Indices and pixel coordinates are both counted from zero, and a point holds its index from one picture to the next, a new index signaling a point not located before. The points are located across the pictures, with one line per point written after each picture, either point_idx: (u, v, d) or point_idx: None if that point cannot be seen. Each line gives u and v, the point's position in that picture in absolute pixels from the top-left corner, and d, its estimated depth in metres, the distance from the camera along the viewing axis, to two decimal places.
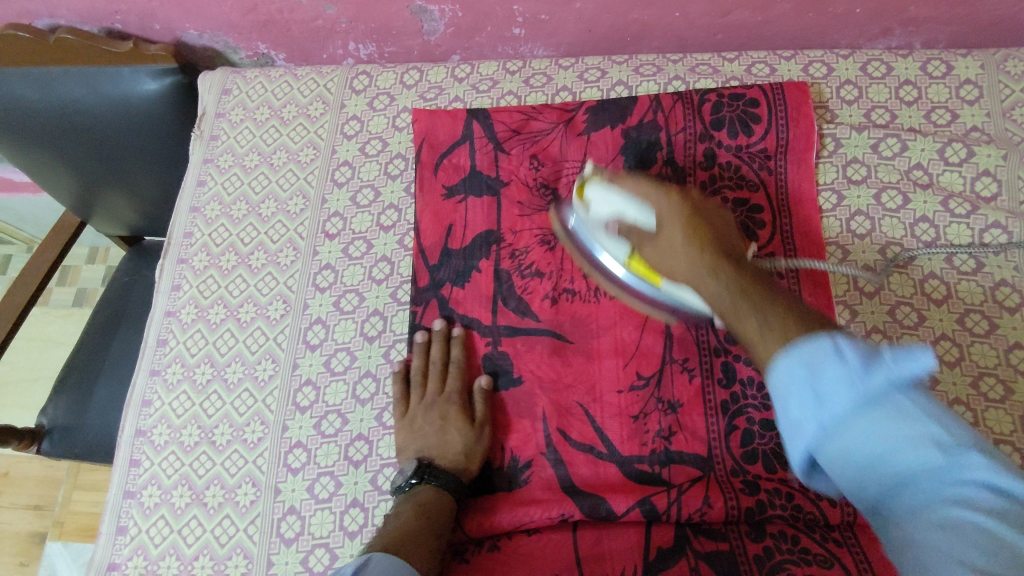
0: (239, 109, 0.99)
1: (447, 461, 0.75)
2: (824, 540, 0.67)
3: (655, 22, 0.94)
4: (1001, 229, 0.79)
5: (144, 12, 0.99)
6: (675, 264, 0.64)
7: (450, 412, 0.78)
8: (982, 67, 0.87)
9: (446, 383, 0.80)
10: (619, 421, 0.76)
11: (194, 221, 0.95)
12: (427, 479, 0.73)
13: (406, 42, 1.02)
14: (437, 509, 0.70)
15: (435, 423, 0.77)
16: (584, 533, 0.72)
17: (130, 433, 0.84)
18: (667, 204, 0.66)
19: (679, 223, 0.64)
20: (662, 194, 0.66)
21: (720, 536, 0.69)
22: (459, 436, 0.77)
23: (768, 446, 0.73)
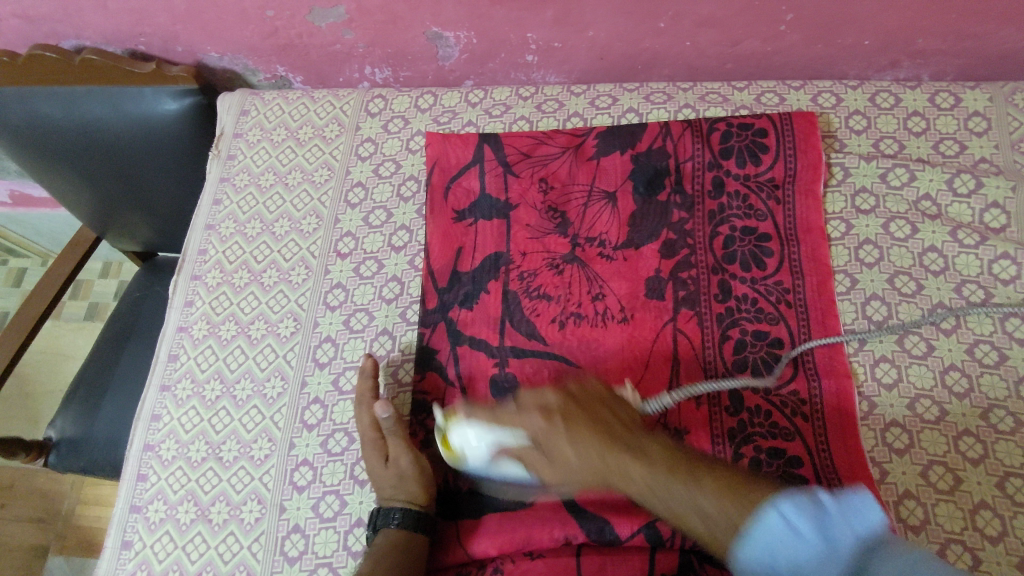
0: (256, 130, 1.02)
1: (396, 493, 0.74)
2: None
3: (666, 51, 0.95)
4: (1010, 261, 0.79)
5: (168, 35, 1.02)
6: (575, 475, 0.65)
7: (387, 445, 0.77)
8: (990, 99, 0.88)
9: (376, 414, 0.78)
10: None
11: (208, 238, 0.97)
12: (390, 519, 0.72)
13: (421, 67, 1.04)
14: (412, 543, 0.71)
15: (378, 455, 0.77)
16: (586, 555, 0.71)
17: (139, 447, 0.85)
18: (538, 411, 0.68)
19: (550, 404, 0.68)
20: (536, 416, 0.68)
21: (725, 565, 0.68)
22: (406, 462, 0.76)
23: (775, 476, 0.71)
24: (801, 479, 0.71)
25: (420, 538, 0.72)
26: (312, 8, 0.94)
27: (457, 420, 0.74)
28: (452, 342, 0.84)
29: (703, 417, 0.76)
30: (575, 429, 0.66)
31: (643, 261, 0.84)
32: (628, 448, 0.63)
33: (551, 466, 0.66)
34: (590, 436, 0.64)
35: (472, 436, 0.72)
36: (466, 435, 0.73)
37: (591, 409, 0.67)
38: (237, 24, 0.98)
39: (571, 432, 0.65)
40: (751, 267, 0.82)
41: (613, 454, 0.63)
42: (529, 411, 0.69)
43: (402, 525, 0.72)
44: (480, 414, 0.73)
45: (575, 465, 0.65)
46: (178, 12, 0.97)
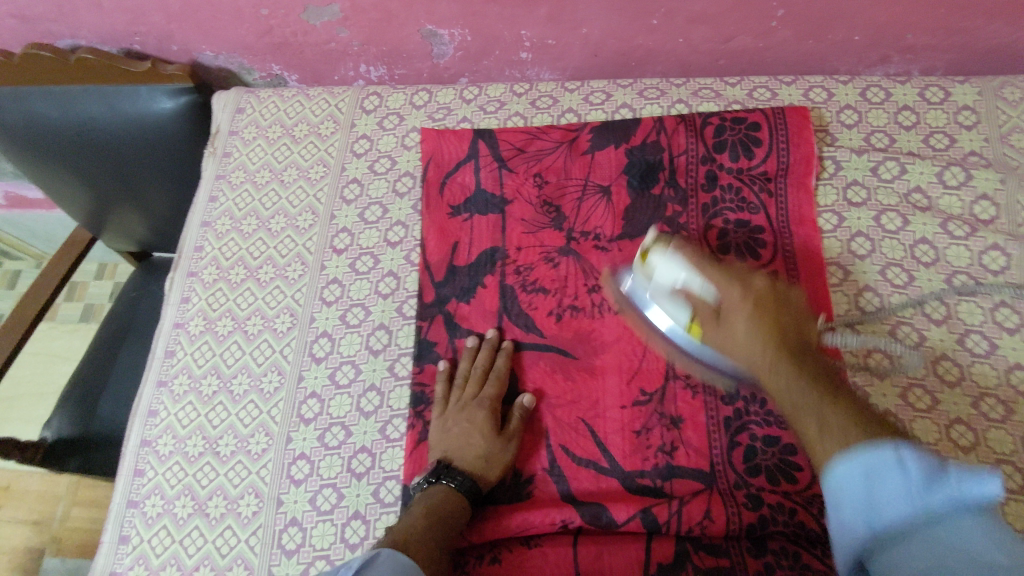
0: (252, 127, 1.02)
1: (468, 464, 0.75)
2: (824, 556, 0.67)
3: (659, 47, 0.96)
4: (1001, 252, 0.80)
5: (163, 34, 1.02)
6: (740, 348, 0.65)
7: (478, 416, 0.77)
8: (979, 94, 0.89)
9: (483, 387, 0.79)
10: (622, 436, 0.76)
11: (204, 235, 0.97)
12: (445, 480, 0.72)
13: (416, 65, 1.04)
14: (445, 515, 0.69)
15: (462, 426, 0.77)
16: (583, 545, 0.71)
17: (136, 443, 0.85)
18: (740, 296, 0.67)
19: (747, 300, 0.67)
20: (736, 285, 0.68)
21: (720, 553, 0.69)
22: (483, 442, 0.76)
23: (771, 462, 0.73)
24: (795, 464, 0.72)
25: (458, 513, 0.70)
26: (307, 7, 0.95)
27: (663, 256, 0.73)
28: (449, 336, 0.84)
29: (699, 406, 0.76)
30: (757, 310, 0.66)
31: (638, 254, 0.85)
32: (786, 355, 0.62)
33: (719, 330, 0.68)
34: (764, 327, 0.65)
35: (673, 268, 0.71)
36: (674, 273, 0.71)
37: (781, 315, 0.66)
38: (232, 23, 0.99)
39: (754, 309, 0.66)
40: (744, 260, 0.83)
41: (762, 346, 0.64)
42: (736, 305, 0.67)
43: (446, 493, 0.71)
44: (684, 249, 0.73)
45: (751, 349, 0.64)
46: (173, 11, 0.97)
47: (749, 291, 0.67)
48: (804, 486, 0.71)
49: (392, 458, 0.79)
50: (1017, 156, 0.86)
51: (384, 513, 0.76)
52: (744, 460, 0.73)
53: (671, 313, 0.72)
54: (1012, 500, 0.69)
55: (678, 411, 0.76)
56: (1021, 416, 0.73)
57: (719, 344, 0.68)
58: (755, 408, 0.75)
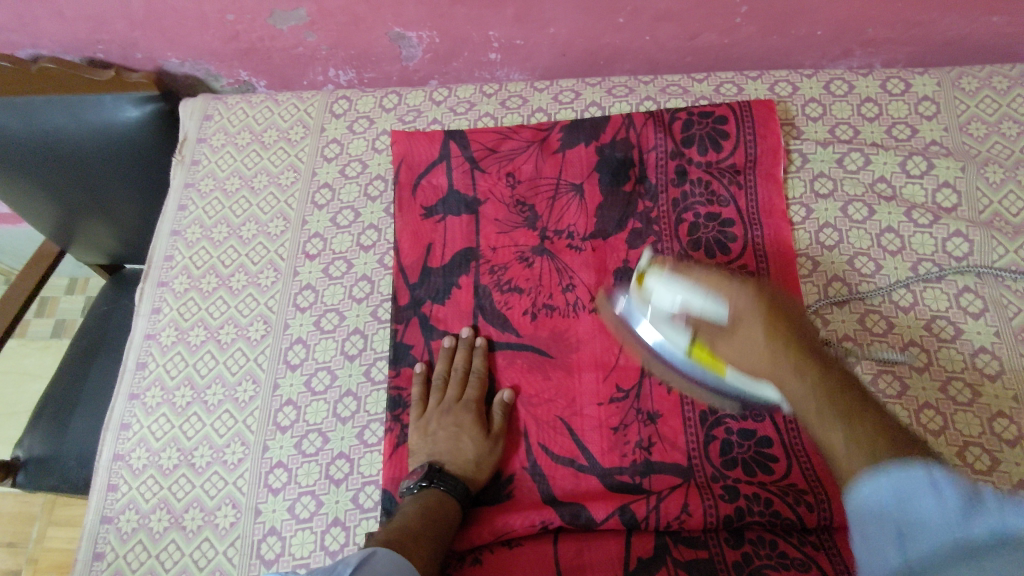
0: (220, 135, 1.01)
1: (458, 467, 0.74)
2: (802, 545, 0.68)
3: (626, 45, 0.97)
4: (962, 238, 0.82)
5: (126, 42, 1.01)
6: (757, 356, 0.65)
7: (465, 419, 0.77)
8: (938, 84, 0.91)
9: (464, 389, 0.80)
10: (599, 433, 0.76)
11: (174, 244, 0.96)
12: (436, 484, 0.72)
13: (385, 68, 1.04)
14: (438, 519, 0.68)
15: (448, 429, 0.77)
16: (564, 542, 0.71)
17: (108, 457, 0.83)
18: (741, 294, 0.67)
19: (759, 315, 0.66)
20: (737, 287, 0.68)
21: (699, 544, 0.69)
22: (472, 444, 0.76)
23: (747, 454, 0.74)
24: (770, 455, 0.73)
25: (449, 515, 0.70)
26: (272, 11, 0.94)
27: (657, 278, 0.71)
28: (425, 339, 0.84)
29: (675, 401, 0.77)
30: (762, 318, 0.65)
31: (612, 252, 0.85)
32: (795, 352, 0.63)
33: (717, 334, 0.67)
34: (774, 326, 0.65)
35: (669, 293, 0.70)
36: (671, 293, 0.70)
37: (795, 334, 0.65)
38: (197, 29, 0.98)
39: (756, 313, 0.66)
40: (715, 253, 0.84)
41: (774, 348, 0.64)
42: (746, 307, 0.66)
43: (439, 498, 0.70)
44: (682, 271, 0.71)
45: (761, 348, 0.64)
46: (136, 18, 0.96)
47: (750, 290, 0.67)
48: (780, 476, 0.72)
49: (371, 462, 0.79)
50: (976, 144, 0.88)
51: (364, 518, 0.76)
52: (721, 453, 0.74)
53: (670, 335, 0.71)
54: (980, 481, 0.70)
55: (655, 405, 0.77)
56: (987, 398, 0.74)
57: (731, 356, 0.67)
58: None
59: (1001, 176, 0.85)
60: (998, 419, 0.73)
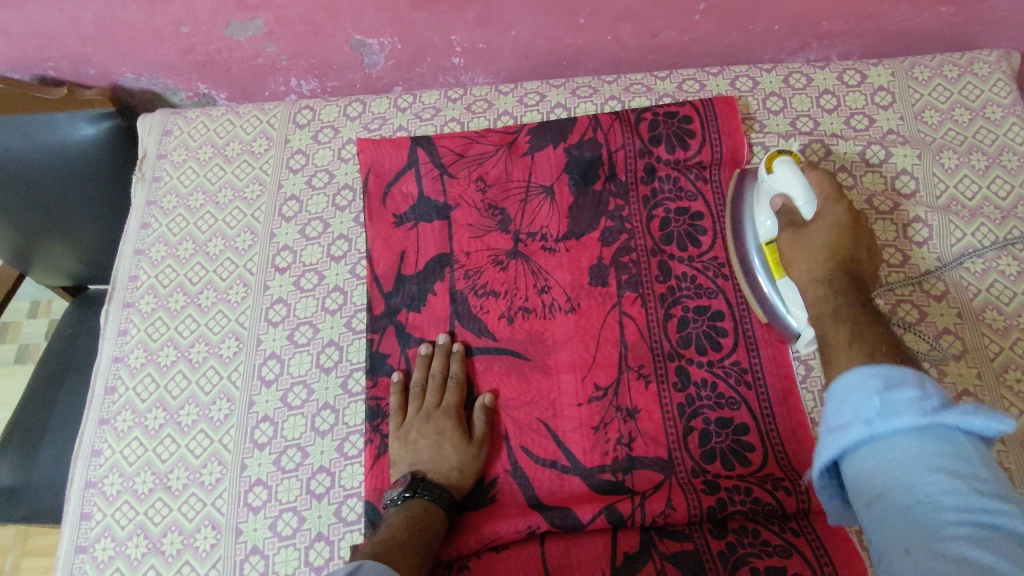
0: (181, 150, 0.99)
1: (441, 475, 0.74)
2: (783, 531, 0.69)
3: (589, 46, 0.97)
4: (923, 224, 0.84)
5: (78, 58, 0.98)
6: (808, 256, 0.68)
7: (445, 426, 0.76)
8: (892, 75, 0.94)
9: (443, 395, 0.79)
10: (580, 433, 0.77)
11: (139, 264, 0.94)
12: (421, 494, 0.71)
13: (347, 76, 1.03)
14: (425, 530, 0.68)
15: (429, 436, 0.76)
16: (551, 544, 0.72)
17: (80, 485, 0.81)
18: (836, 213, 0.70)
19: (833, 229, 0.68)
20: (836, 203, 0.71)
21: (683, 537, 0.70)
22: (454, 450, 0.75)
23: (725, 444, 0.75)
24: (746, 445, 0.74)
25: (436, 524, 0.69)
26: (229, 22, 0.92)
27: (790, 164, 0.74)
28: (401, 347, 0.83)
29: (653, 395, 0.77)
30: (830, 256, 0.67)
31: (585, 251, 0.86)
32: (823, 284, 0.66)
33: (795, 241, 0.70)
34: (835, 262, 0.67)
35: (795, 179, 0.73)
36: (791, 182, 0.73)
37: (858, 245, 0.69)
38: (152, 43, 0.96)
39: (834, 231, 0.68)
40: (687, 247, 0.85)
41: (829, 271, 0.66)
42: (829, 217, 0.70)
43: (424, 508, 0.70)
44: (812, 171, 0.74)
45: (812, 268, 0.67)
46: (87, 34, 0.94)
47: (847, 215, 0.70)
48: (757, 466, 0.73)
49: (352, 475, 0.78)
50: (931, 132, 0.90)
51: (348, 531, 0.75)
52: (700, 445, 0.75)
53: (768, 217, 0.76)
54: None
55: (634, 401, 0.77)
56: (953, 377, 0.76)
57: (792, 249, 0.70)
58: (706, 391, 0.78)
59: (955, 162, 0.88)
60: (964, 398, 0.75)
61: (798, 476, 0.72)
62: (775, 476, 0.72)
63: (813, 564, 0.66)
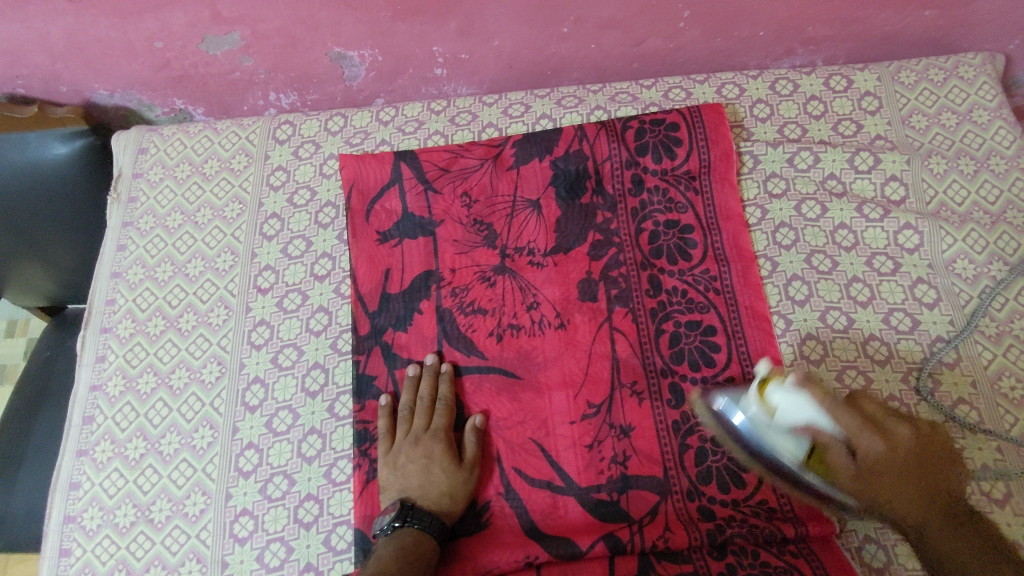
0: (158, 168, 0.97)
1: (431, 502, 0.72)
2: (782, 553, 0.68)
3: (572, 55, 0.96)
4: (913, 231, 0.83)
5: (48, 75, 0.95)
6: (883, 481, 0.63)
7: (435, 450, 0.75)
8: (878, 80, 0.93)
9: (432, 418, 0.77)
10: (574, 452, 0.75)
11: (116, 287, 0.91)
12: (411, 522, 0.69)
13: (327, 89, 1.01)
14: (416, 562, 0.66)
15: (419, 461, 0.74)
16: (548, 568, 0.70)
17: (59, 520, 0.78)
18: (881, 443, 0.63)
19: (898, 480, 0.63)
20: (878, 438, 0.63)
21: (682, 560, 0.69)
22: (443, 475, 0.74)
23: (721, 464, 0.73)
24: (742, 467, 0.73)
25: (427, 554, 0.68)
26: (204, 37, 0.90)
27: (785, 387, 0.64)
28: (389, 368, 0.81)
29: (647, 412, 0.76)
30: (909, 469, 0.63)
31: (574, 266, 0.84)
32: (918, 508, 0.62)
33: (859, 477, 0.63)
34: (916, 479, 0.63)
35: (807, 408, 0.63)
36: (801, 410, 0.63)
37: (926, 457, 0.64)
38: (124, 58, 0.93)
39: (901, 469, 0.63)
40: (677, 260, 0.84)
41: (910, 504, 0.62)
42: (880, 454, 0.63)
43: (413, 537, 0.68)
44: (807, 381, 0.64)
45: (905, 511, 0.62)
46: (57, 50, 0.91)
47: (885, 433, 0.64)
48: (752, 489, 0.72)
49: (341, 501, 0.76)
50: (919, 137, 0.90)
51: (338, 561, 0.73)
52: (696, 463, 0.73)
53: (785, 441, 0.65)
54: None
55: (627, 419, 0.76)
56: (947, 386, 0.76)
57: (857, 492, 0.64)
58: None
59: (944, 167, 0.87)
60: (959, 406, 0.74)
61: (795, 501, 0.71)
62: (772, 501, 0.72)
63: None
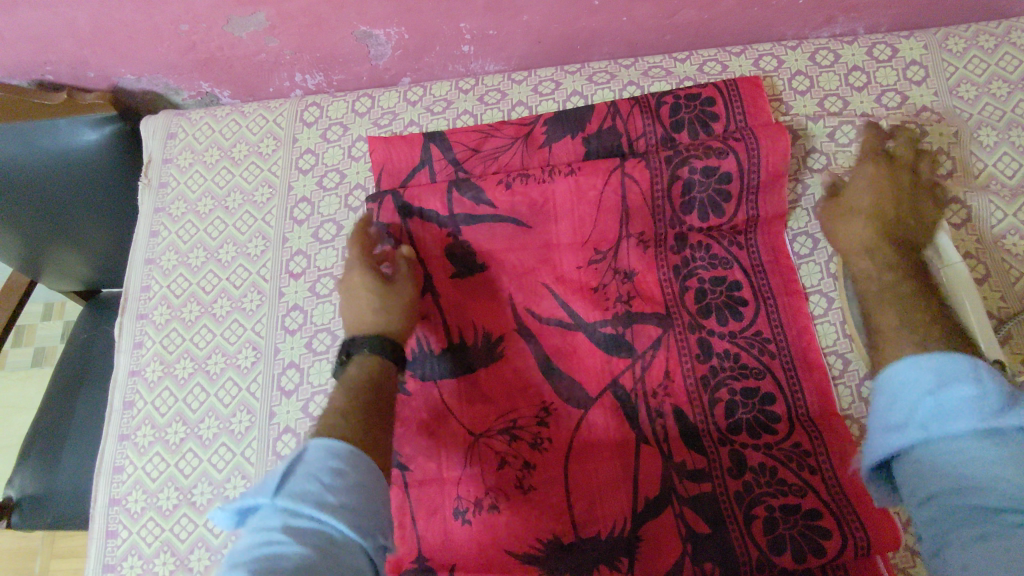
0: (187, 153, 0.97)
1: (370, 327, 0.73)
2: (801, 470, 0.70)
3: (604, 28, 0.93)
4: (960, 205, 0.81)
5: (76, 61, 0.95)
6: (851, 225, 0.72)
7: (354, 276, 0.76)
8: (925, 47, 0.89)
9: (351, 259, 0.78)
10: (603, 413, 0.75)
11: (150, 274, 0.92)
12: (357, 349, 0.70)
13: (353, 69, 0.99)
14: (370, 381, 0.67)
15: (350, 297, 0.76)
16: (576, 492, 0.72)
17: (104, 503, 0.80)
18: (872, 192, 0.72)
19: (875, 205, 0.71)
20: (873, 180, 0.73)
21: (703, 478, 0.71)
22: (367, 294, 0.75)
23: (751, 415, 0.73)
24: (766, 400, 0.74)
25: (377, 371, 0.69)
26: (230, 18, 0.89)
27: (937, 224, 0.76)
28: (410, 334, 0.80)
29: (675, 364, 0.76)
30: (871, 228, 0.70)
31: (607, 216, 0.81)
32: (887, 240, 0.69)
33: (840, 207, 0.74)
34: (878, 224, 0.70)
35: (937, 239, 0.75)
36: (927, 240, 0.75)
37: (898, 221, 0.71)
38: (150, 43, 0.92)
39: (876, 204, 0.71)
40: (708, 216, 0.81)
41: (881, 243, 0.69)
42: (864, 198, 0.72)
43: (357, 361, 0.69)
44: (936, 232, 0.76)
45: (861, 228, 0.71)
46: (84, 36, 0.90)
47: (884, 191, 0.72)
48: (784, 436, 0.72)
49: None
50: (968, 107, 0.86)
51: None
52: (726, 416, 0.74)
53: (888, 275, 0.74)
54: None
55: (657, 376, 0.76)
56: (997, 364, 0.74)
57: (834, 216, 0.74)
58: (728, 362, 0.76)
59: (994, 138, 0.84)
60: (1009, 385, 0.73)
61: (826, 453, 0.71)
62: (803, 449, 0.71)
63: (830, 504, 0.67)
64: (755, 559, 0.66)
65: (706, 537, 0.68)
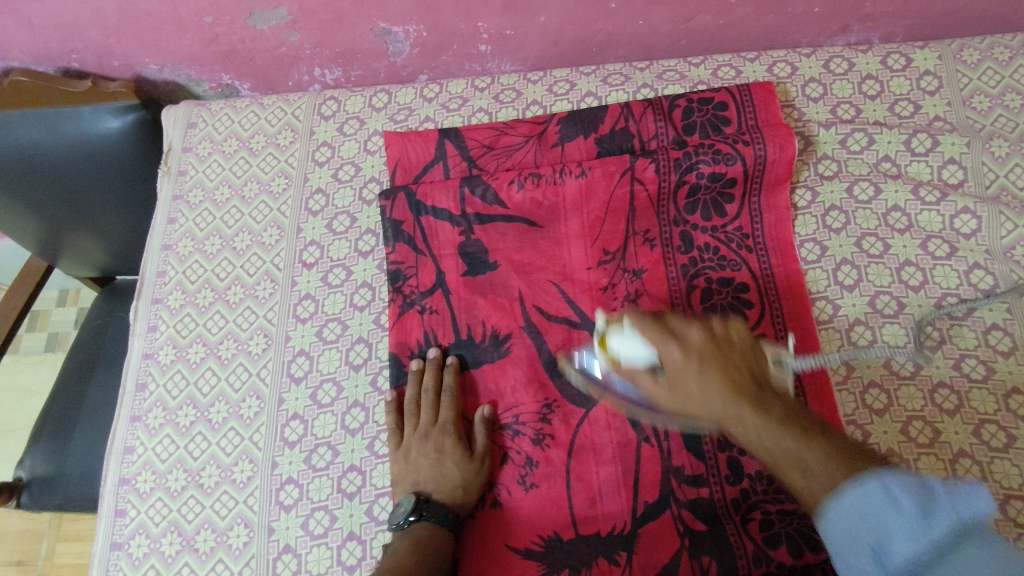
0: (206, 143, 0.99)
1: (444, 494, 0.73)
2: None
3: (620, 31, 0.94)
4: (971, 215, 0.80)
5: (102, 50, 0.97)
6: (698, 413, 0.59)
7: (444, 443, 0.75)
8: (939, 58, 0.90)
9: (439, 412, 0.77)
10: (604, 411, 0.75)
11: (166, 259, 0.93)
12: (425, 517, 0.70)
13: (371, 65, 1.01)
14: (434, 552, 0.68)
15: (428, 455, 0.75)
16: (577, 489, 0.73)
17: (114, 482, 0.81)
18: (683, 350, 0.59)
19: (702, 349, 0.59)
20: (677, 345, 0.60)
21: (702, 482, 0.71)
22: (456, 468, 0.74)
23: None
24: None
25: (443, 547, 0.69)
26: (252, 11, 0.90)
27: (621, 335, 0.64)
28: (419, 329, 0.82)
29: None
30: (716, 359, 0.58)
31: (614, 218, 0.83)
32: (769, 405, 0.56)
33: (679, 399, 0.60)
34: (722, 382, 0.57)
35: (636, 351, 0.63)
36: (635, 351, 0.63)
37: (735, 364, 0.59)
38: (174, 34, 0.94)
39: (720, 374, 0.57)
40: (711, 216, 0.83)
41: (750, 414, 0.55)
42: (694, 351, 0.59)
43: (429, 532, 0.69)
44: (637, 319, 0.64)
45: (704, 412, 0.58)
46: (109, 24, 0.92)
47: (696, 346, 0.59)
48: None
49: (383, 473, 0.77)
50: (980, 118, 0.86)
51: (380, 531, 0.74)
52: None
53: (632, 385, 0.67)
54: (997, 458, 0.70)
55: None
56: (1003, 373, 0.73)
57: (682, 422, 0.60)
58: None
59: (1006, 149, 0.84)
60: (1013, 396, 0.72)
61: None
62: None
63: None
64: (751, 553, 0.67)
65: (704, 534, 0.69)
